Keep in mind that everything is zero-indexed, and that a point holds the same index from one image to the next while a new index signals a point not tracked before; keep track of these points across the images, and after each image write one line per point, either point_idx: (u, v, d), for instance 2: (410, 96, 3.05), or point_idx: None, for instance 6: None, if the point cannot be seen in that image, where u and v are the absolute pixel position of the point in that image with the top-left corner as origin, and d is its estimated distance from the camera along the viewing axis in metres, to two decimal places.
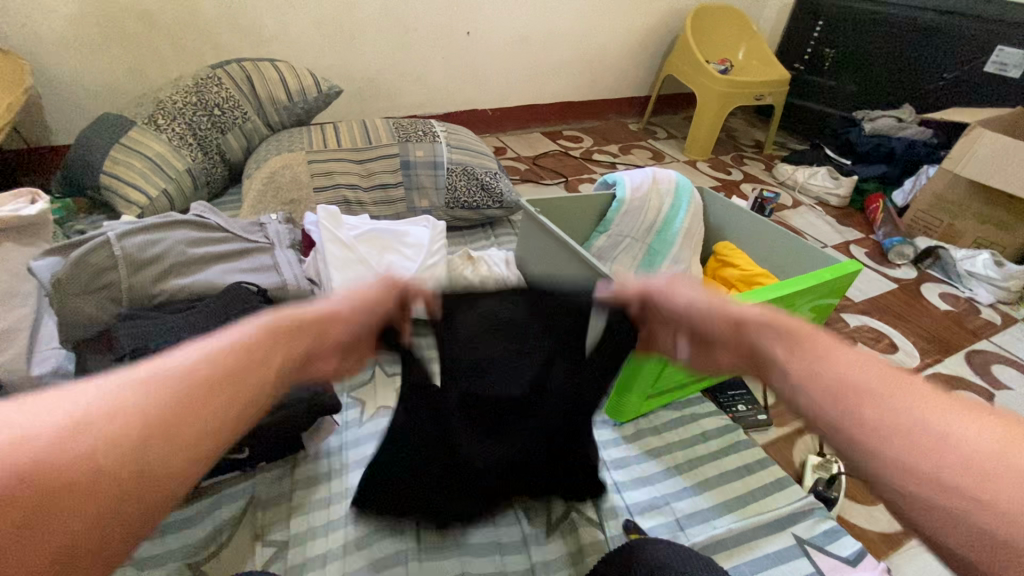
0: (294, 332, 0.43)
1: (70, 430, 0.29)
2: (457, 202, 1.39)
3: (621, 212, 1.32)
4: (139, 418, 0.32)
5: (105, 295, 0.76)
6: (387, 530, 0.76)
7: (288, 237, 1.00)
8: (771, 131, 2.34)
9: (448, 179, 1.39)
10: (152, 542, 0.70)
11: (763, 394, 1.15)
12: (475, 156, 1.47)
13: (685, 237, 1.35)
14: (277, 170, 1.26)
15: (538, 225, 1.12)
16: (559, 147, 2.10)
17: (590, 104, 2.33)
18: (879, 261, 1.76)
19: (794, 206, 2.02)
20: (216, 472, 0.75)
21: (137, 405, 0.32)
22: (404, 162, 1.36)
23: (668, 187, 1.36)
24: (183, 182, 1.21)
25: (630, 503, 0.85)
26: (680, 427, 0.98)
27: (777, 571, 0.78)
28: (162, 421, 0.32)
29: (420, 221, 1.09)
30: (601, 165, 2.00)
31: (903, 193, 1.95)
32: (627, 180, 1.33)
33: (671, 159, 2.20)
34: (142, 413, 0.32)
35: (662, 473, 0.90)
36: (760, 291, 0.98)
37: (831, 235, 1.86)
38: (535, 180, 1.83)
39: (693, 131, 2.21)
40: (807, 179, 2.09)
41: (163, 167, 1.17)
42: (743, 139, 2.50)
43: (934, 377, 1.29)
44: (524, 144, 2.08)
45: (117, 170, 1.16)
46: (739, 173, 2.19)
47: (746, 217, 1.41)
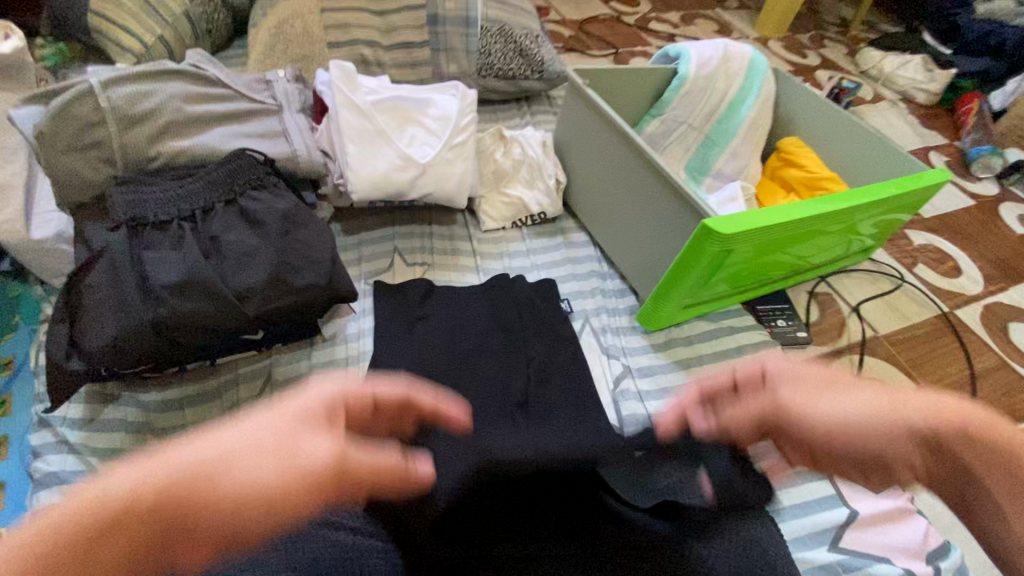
0: (253, 475, 0.35)
1: (210, 470, 0.35)
2: (491, 68, 1.23)
3: (681, 92, 1.14)
4: (208, 480, 0.35)
5: (96, 154, 0.67)
6: None
7: (298, 99, 0.87)
8: (863, 6, 1.99)
9: (482, 41, 1.21)
10: (170, 414, 0.70)
11: (804, 310, 1.08)
12: (515, 13, 1.26)
13: (748, 128, 1.19)
14: (287, 19, 1.10)
15: (584, 100, 0.98)
16: (612, 11, 1.81)
17: None
18: (957, 172, 1.58)
19: (873, 100, 1.78)
20: (230, 351, 0.73)
21: (204, 486, 0.34)
22: (431, 16, 1.18)
23: (739, 65, 1.17)
24: (181, 30, 1.07)
25: (654, 413, 0.81)
26: (715, 339, 0.92)
27: (797, 491, 0.76)
28: (244, 451, 0.36)
29: (448, 87, 0.97)
30: (659, 38, 1.75)
31: (1004, 95, 1.68)
32: (692, 53, 1.14)
33: (739, 35, 1.91)
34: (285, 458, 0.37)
35: (689, 385, 0.86)
36: (825, 199, 0.86)
37: (909, 138, 1.66)
38: (581, 50, 1.61)
39: (769, 3, 1.89)
40: (894, 69, 1.82)
41: (158, 8, 1.04)
42: (827, 15, 2.14)
43: (996, 307, 1.19)
44: (571, 5, 1.79)
45: (105, 8, 1.02)
46: (815, 57, 1.90)
47: (824, 110, 1.22)
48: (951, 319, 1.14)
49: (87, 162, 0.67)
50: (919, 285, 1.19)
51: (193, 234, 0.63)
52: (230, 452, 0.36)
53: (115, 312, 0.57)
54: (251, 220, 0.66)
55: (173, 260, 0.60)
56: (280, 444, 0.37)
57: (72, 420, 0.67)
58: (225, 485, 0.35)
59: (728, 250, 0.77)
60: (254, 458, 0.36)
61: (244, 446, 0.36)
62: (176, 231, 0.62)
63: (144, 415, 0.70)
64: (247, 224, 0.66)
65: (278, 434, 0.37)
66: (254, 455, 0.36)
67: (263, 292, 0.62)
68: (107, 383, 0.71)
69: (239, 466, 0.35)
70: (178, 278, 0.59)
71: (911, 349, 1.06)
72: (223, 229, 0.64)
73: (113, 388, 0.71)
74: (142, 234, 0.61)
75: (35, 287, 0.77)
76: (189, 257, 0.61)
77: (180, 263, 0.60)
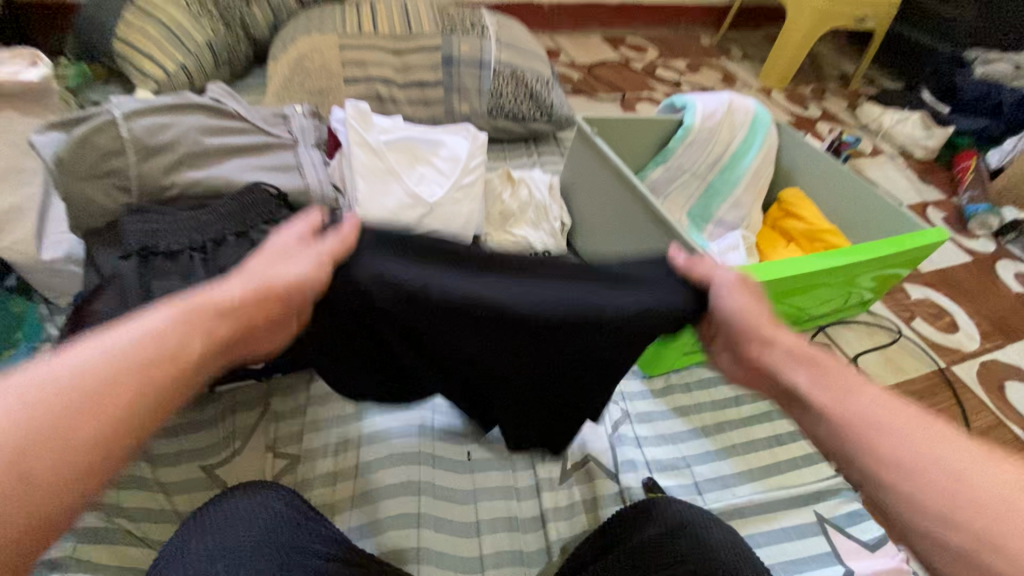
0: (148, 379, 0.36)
1: (55, 395, 0.33)
2: (501, 109, 1.26)
3: (686, 142, 1.17)
4: (99, 382, 0.34)
5: (113, 182, 0.69)
6: (398, 459, 0.74)
7: (314, 135, 0.90)
8: (864, 63, 2.05)
9: (495, 82, 1.25)
10: (167, 441, 0.70)
11: None
12: (527, 58, 1.31)
13: (750, 179, 1.22)
14: (307, 53, 1.15)
15: (591, 147, 1.00)
16: (620, 57, 1.90)
17: (658, 10, 2.07)
18: (955, 228, 1.60)
19: (872, 153, 1.83)
20: (231, 379, 0.73)
21: (95, 390, 0.34)
22: (446, 58, 1.23)
23: (743, 119, 1.20)
24: (204, 59, 1.12)
25: (651, 460, 0.81)
26: (714, 387, 0.92)
27: (791, 546, 0.75)
28: (124, 368, 0.35)
29: (460, 129, 1.00)
30: (665, 84, 1.82)
31: (1001, 152, 1.70)
32: (698, 104, 1.18)
33: (742, 84, 1.99)
34: (138, 348, 0.36)
35: (687, 433, 0.85)
36: (823, 257, 0.88)
37: (907, 192, 1.69)
38: (589, 92, 1.68)
39: (772, 57, 1.98)
40: (894, 125, 1.87)
41: (183, 38, 1.09)
42: (828, 69, 2.20)
43: (992, 365, 1.19)
44: (581, 50, 1.88)
45: (131, 37, 1.07)
46: (816, 109, 1.96)
47: (825, 165, 1.25)
48: (948, 376, 1.14)
49: (102, 189, 0.69)
50: (918, 339, 1.20)
51: (203, 265, 0.65)
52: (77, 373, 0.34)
53: None
54: None
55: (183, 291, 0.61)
56: (167, 365, 0.37)
57: None
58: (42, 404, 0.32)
59: None
60: (103, 368, 0.35)
61: (94, 365, 0.34)
62: (187, 261, 0.64)
63: None
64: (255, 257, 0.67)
65: (155, 337, 0.37)
66: (135, 366, 0.36)
67: None
68: None
69: (118, 373, 0.35)
70: None
71: None
72: (233, 261, 0.65)
73: None
74: (153, 264, 0.63)
75: (38, 305, 0.72)
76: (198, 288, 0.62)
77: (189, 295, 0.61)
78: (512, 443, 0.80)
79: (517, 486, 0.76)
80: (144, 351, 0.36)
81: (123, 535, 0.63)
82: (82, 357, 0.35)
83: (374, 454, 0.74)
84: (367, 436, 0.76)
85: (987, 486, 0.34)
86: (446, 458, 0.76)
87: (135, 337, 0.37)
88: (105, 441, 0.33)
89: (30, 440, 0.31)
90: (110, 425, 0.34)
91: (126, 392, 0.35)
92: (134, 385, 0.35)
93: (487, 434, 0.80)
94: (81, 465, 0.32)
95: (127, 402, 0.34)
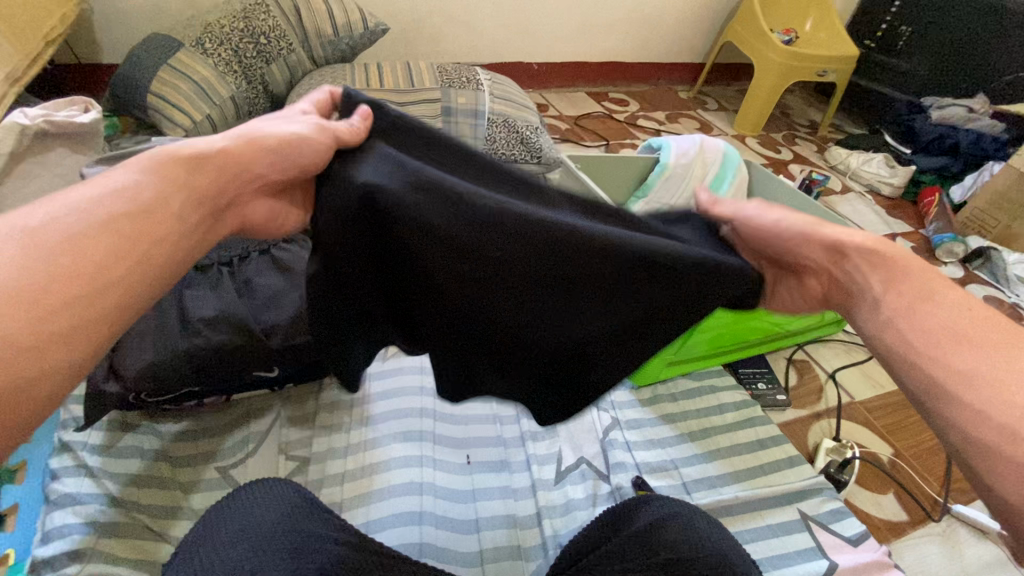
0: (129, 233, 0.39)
1: (46, 246, 0.36)
2: (496, 153, 1.38)
3: (664, 177, 1.29)
4: (92, 232, 0.38)
5: None
6: (402, 460, 0.79)
7: None
8: (829, 112, 2.23)
9: (489, 129, 1.38)
10: (185, 443, 0.75)
11: (784, 375, 1.15)
12: (517, 108, 1.45)
13: None
14: None
15: (577, 180, 1.11)
16: (603, 109, 2.07)
17: (639, 68, 2.27)
18: (924, 256, 1.71)
19: (842, 191, 1.96)
20: (247, 387, 0.79)
21: (86, 231, 0.37)
22: (445, 108, 1.37)
23: (715, 156, 1.32)
24: (226, 110, 1.25)
25: (641, 462, 0.86)
26: (699, 397, 0.98)
27: (777, 542, 0.79)
28: (112, 224, 0.39)
29: None
30: (646, 132, 1.98)
31: (963, 188, 1.85)
32: (672, 144, 1.30)
33: (718, 132, 2.16)
34: (114, 205, 0.39)
35: (675, 437, 0.90)
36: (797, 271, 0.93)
37: (877, 225, 1.81)
38: (576, 140, 1.82)
39: (744, 107, 2.15)
40: (861, 165, 2.01)
41: (209, 92, 1.21)
42: (798, 118, 2.39)
43: None
44: (568, 103, 2.05)
45: (163, 91, 1.19)
46: (788, 153, 2.11)
47: (794, 197, 1.36)
48: None
49: None
50: None
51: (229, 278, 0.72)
52: (49, 226, 0.36)
53: (156, 341, 0.65)
54: (281, 268, 0.75)
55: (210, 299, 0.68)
56: (150, 217, 0.41)
57: (92, 445, 0.72)
58: (45, 259, 0.35)
59: None
60: (90, 219, 0.38)
61: (62, 216, 0.38)
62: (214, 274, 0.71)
63: (159, 443, 0.74)
64: (276, 271, 0.74)
65: (128, 195, 0.40)
66: (115, 223, 0.39)
67: (286, 328, 0.70)
68: (129, 412, 0.76)
69: (112, 231, 0.38)
70: (212, 313, 0.67)
71: (888, 415, 1.11)
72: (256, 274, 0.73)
73: (133, 417, 0.76)
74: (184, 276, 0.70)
75: None
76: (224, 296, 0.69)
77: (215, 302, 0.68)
78: (510, 447, 0.84)
79: (515, 487, 0.80)
80: (120, 205, 0.40)
81: (143, 529, 0.66)
82: (59, 210, 0.38)
83: (377, 457, 0.78)
84: (372, 440, 0.80)
85: (987, 380, 0.39)
86: (447, 460, 0.81)
87: (116, 190, 0.40)
88: (99, 293, 0.37)
89: (36, 284, 0.34)
90: (79, 282, 0.36)
91: (123, 248, 0.38)
92: (109, 243, 0.38)
93: (486, 441, 0.85)
94: (82, 321, 0.36)
95: (119, 264, 0.38)
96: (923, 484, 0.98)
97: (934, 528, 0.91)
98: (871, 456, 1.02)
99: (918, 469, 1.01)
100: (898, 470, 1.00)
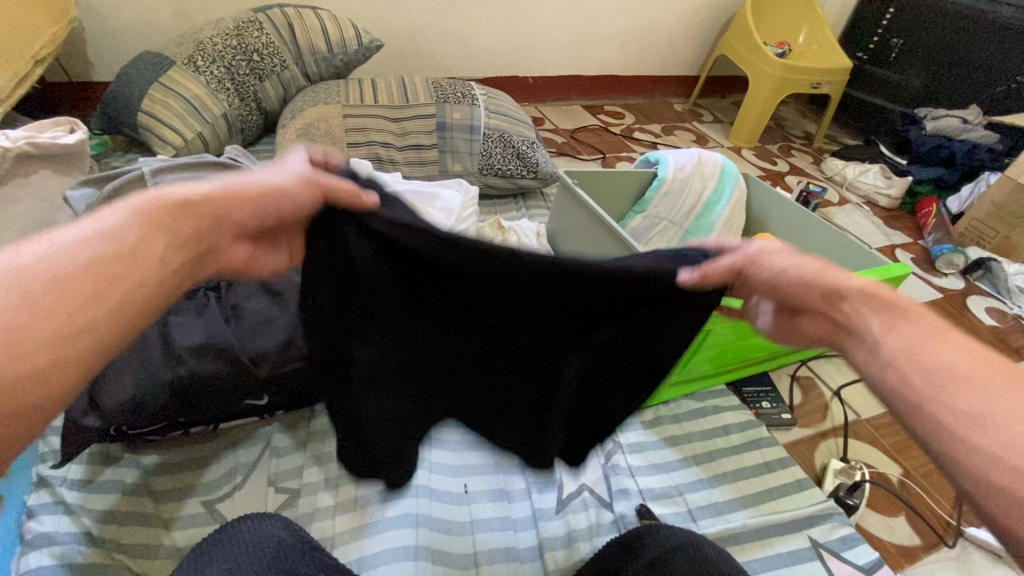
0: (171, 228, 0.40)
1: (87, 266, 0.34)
2: (492, 168, 1.37)
3: (661, 191, 1.28)
4: (128, 243, 0.37)
5: None
6: (397, 492, 0.76)
7: None
8: (824, 124, 2.23)
9: (484, 144, 1.37)
10: (169, 476, 0.72)
11: (788, 393, 1.12)
12: (513, 123, 1.44)
13: (724, 224, 1.31)
14: (313, 122, 1.26)
15: (573, 196, 1.09)
16: (599, 122, 2.07)
17: (634, 81, 2.27)
18: (924, 268, 1.69)
19: (840, 202, 1.95)
20: (236, 414, 0.77)
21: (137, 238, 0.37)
22: (440, 123, 1.35)
23: (713, 170, 1.31)
24: (218, 128, 1.23)
25: (644, 488, 0.83)
26: (703, 418, 0.95)
27: (787, 572, 0.76)
28: (154, 234, 0.38)
29: (453, 183, 1.09)
30: (642, 145, 1.98)
31: (959, 198, 1.85)
32: (670, 159, 1.29)
33: (714, 144, 2.15)
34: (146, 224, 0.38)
35: (678, 461, 0.88)
36: None
37: (876, 236, 1.79)
38: (572, 153, 1.81)
39: (740, 118, 2.15)
40: (857, 176, 2.01)
41: (200, 110, 1.19)
42: (793, 130, 2.39)
43: None
44: (563, 117, 2.05)
45: (154, 109, 1.17)
46: (784, 165, 2.11)
47: (793, 211, 1.34)
48: None
49: None
50: None
51: (216, 302, 0.69)
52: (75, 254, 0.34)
53: (137, 370, 0.62)
54: (270, 291, 0.72)
55: (197, 326, 0.66)
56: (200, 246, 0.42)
57: (71, 480, 0.69)
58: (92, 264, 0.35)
59: (708, 330, 0.82)
60: (120, 241, 0.37)
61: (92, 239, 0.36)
62: (201, 299, 0.69)
63: (142, 476, 0.71)
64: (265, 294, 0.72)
65: (166, 213, 0.40)
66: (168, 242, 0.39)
67: (275, 355, 0.67)
68: (111, 444, 0.73)
69: (157, 250, 0.38)
70: (199, 341, 0.64)
71: (895, 433, 1.09)
72: (244, 298, 0.70)
73: (115, 449, 0.73)
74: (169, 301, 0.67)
75: None
76: (211, 323, 0.66)
77: (201, 330, 0.65)
78: (509, 474, 0.82)
79: (514, 517, 0.77)
80: (109, 247, 0.36)
81: (122, 570, 0.63)
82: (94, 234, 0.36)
83: (375, 487, 0.75)
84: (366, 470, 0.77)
85: None
86: (444, 490, 0.78)
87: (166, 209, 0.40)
88: (137, 295, 0.36)
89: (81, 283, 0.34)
90: (96, 291, 0.34)
91: (157, 247, 0.38)
92: (142, 245, 0.37)
93: (484, 469, 0.82)
94: (111, 315, 0.35)
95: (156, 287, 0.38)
96: (934, 506, 0.96)
97: (947, 553, 0.88)
98: (880, 477, 0.99)
99: (929, 491, 0.99)
100: (908, 491, 0.97)
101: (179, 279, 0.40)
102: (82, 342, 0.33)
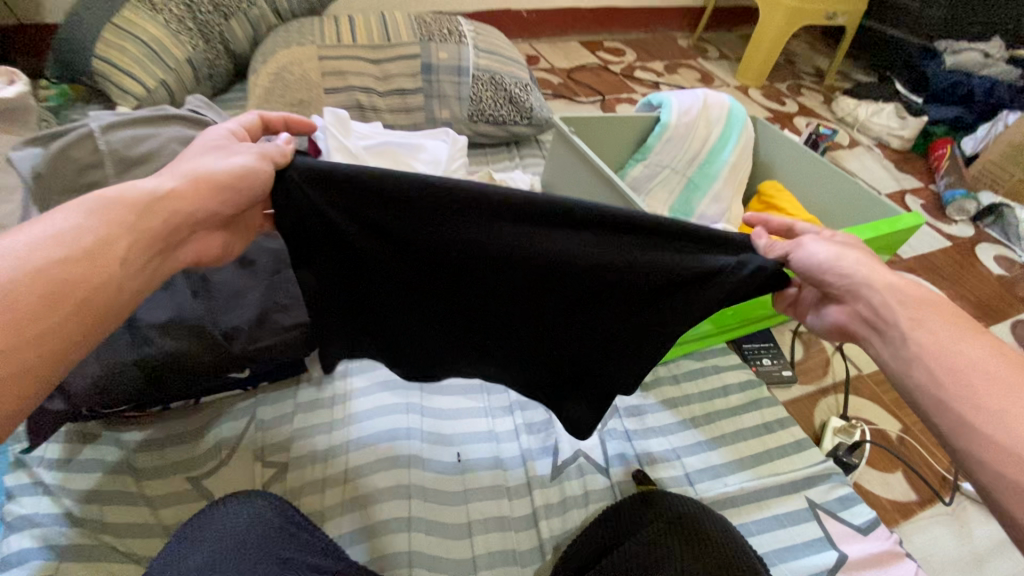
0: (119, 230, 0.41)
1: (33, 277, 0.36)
2: (482, 114, 1.28)
3: (663, 138, 1.20)
4: (83, 253, 0.39)
5: None
6: (388, 462, 0.74)
7: None
8: (837, 59, 2.09)
9: (473, 88, 1.27)
10: (152, 453, 0.70)
11: (789, 349, 1.09)
12: (505, 63, 1.33)
13: (729, 172, 1.23)
14: (286, 65, 1.15)
15: (569, 145, 1.01)
16: (598, 60, 1.93)
17: (636, 13, 2.10)
18: (933, 214, 1.63)
19: (850, 145, 1.86)
20: (217, 389, 0.73)
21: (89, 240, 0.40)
22: (425, 65, 1.24)
23: (719, 114, 1.22)
24: (183, 73, 1.12)
25: (641, 452, 0.81)
26: (702, 379, 0.93)
27: (784, 534, 0.75)
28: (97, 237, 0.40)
29: (440, 133, 1.01)
30: (644, 85, 1.85)
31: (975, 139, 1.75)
32: (673, 102, 1.20)
33: (720, 83, 2.02)
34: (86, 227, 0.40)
35: (677, 424, 0.86)
36: None
37: (886, 182, 1.72)
38: (569, 96, 1.70)
39: (748, 53, 2.01)
40: (870, 116, 1.90)
41: (161, 54, 1.09)
42: (804, 66, 2.25)
43: None
44: (560, 55, 1.91)
45: (109, 54, 1.06)
46: (794, 105, 1.99)
47: (802, 156, 1.27)
48: None
49: None
50: None
51: None
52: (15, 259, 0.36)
53: (97, 349, 0.57)
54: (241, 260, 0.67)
55: (159, 301, 0.61)
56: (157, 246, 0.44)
57: (49, 460, 0.66)
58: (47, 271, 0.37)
59: None
60: (64, 248, 0.38)
61: (31, 246, 0.37)
62: None
63: (124, 454, 0.69)
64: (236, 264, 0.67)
65: (106, 209, 0.41)
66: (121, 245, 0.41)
67: (249, 330, 0.63)
68: (88, 422, 0.70)
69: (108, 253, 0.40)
70: (163, 318, 0.59)
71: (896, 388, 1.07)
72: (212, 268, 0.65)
73: (93, 426, 0.70)
74: None
75: None
76: (177, 297, 0.61)
77: (166, 306, 0.60)
78: (503, 442, 0.80)
79: (509, 485, 0.76)
80: (60, 251, 0.38)
81: (107, 551, 0.61)
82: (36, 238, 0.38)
83: (367, 458, 0.74)
84: (355, 441, 0.75)
85: None
86: (435, 460, 0.76)
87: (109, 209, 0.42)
88: (90, 305, 0.39)
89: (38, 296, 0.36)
90: (47, 303, 0.37)
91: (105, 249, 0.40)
92: (87, 253, 0.39)
93: (477, 436, 0.80)
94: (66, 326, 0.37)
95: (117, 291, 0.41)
96: (931, 462, 0.95)
97: (943, 508, 0.88)
98: (878, 433, 0.98)
99: (927, 446, 0.98)
100: (906, 447, 0.97)
101: (142, 277, 0.43)
102: (54, 337, 0.37)
